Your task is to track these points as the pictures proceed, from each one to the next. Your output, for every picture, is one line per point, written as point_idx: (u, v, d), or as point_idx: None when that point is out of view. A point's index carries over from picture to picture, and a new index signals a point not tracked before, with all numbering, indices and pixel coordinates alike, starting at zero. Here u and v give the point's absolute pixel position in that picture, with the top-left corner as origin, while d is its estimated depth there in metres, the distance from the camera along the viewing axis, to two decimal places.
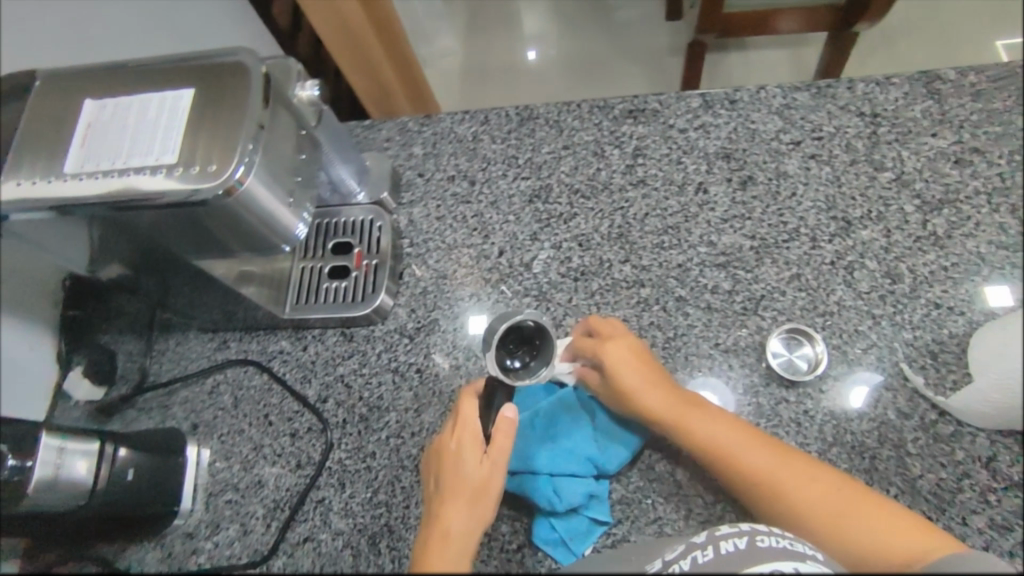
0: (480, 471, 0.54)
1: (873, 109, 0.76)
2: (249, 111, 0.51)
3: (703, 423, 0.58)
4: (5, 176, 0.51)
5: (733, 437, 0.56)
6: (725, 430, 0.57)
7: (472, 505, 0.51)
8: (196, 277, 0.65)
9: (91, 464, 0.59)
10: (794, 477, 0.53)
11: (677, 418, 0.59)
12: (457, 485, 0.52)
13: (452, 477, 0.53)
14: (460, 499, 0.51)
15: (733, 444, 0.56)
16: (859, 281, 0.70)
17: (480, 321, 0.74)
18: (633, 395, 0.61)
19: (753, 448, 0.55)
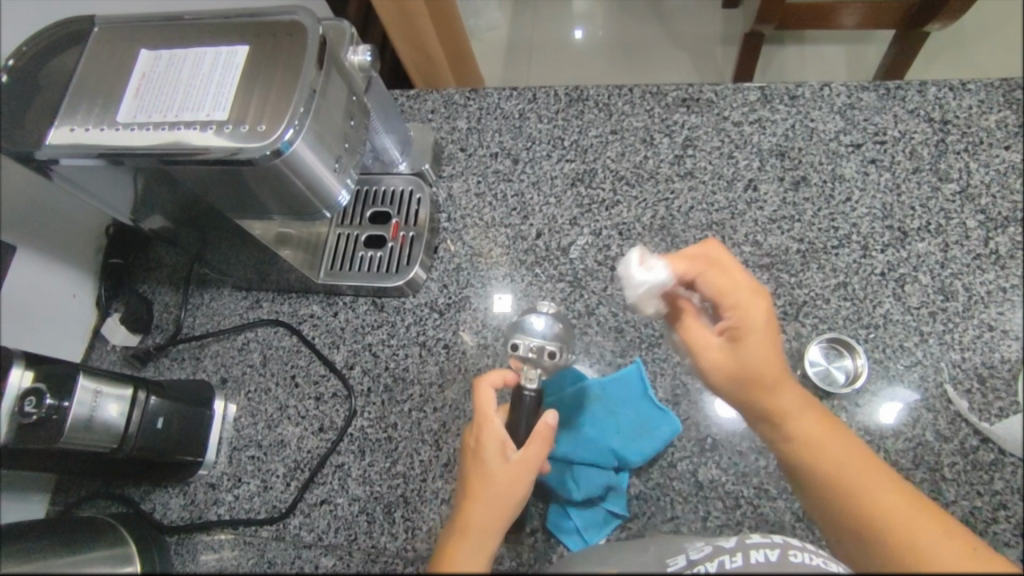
0: (484, 482, 0.48)
1: (942, 115, 0.73)
2: (303, 73, 0.50)
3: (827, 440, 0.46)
4: (61, 120, 0.51)
5: (860, 470, 0.45)
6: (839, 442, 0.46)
7: (491, 504, 0.47)
8: (236, 235, 0.65)
9: (122, 409, 0.60)
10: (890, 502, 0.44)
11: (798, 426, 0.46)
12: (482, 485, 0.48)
13: (480, 472, 0.49)
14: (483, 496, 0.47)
15: (852, 472, 0.44)
16: (909, 295, 0.67)
17: (507, 300, 0.73)
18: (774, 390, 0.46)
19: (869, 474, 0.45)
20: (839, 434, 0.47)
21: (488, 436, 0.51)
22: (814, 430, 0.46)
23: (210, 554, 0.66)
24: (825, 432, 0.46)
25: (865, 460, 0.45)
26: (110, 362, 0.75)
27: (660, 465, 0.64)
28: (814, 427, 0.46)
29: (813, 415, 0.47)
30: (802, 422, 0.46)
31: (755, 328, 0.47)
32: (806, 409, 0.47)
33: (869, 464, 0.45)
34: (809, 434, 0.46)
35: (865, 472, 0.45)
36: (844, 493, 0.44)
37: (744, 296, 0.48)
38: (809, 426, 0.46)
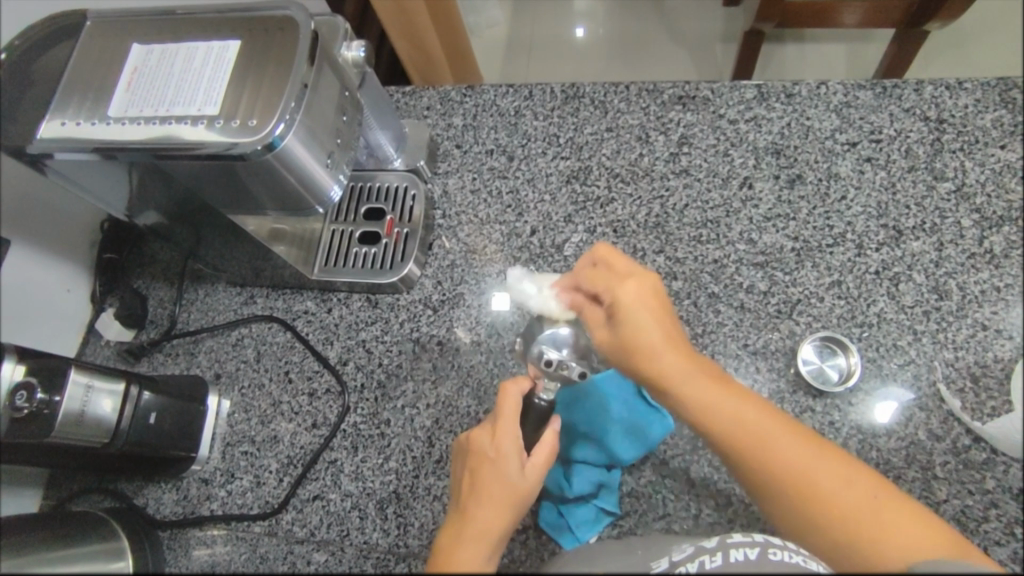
0: (507, 490, 0.50)
1: (938, 113, 0.73)
2: (294, 69, 0.50)
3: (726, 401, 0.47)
4: (53, 114, 0.51)
5: (756, 416, 0.46)
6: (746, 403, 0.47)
7: (508, 512, 0.49)
8: (229, 230, 0.65)
9: (115, 404, 0.60)
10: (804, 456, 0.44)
11: (691, 389, 0.48)
12: (497, 492, 0.49)
13: (493, 478, 0.50)
14: (496, 504, 0.49)
15: (756, 427, 0.46)
16: (904, 294, 0.67)
17: (505, 298, 0.73)
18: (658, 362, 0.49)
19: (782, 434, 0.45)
20: (733, 391, 0.48)
21: (510, 449, 0.52)
22: (706, 395, 0.47)
23: (202, 549, 0.66)
24: (719, 393, 0.47)
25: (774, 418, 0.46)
26: (104, 357, 0.75)
27: (653, 463, 0.64)
28: (705, 390, 0.48)
29: (703, 376, 0.48)
30: (690, 386, 0.48)
31: (640, 304, 0.51)
32: (699, 371, 0.49)
33: (765, 414, 0.47)
34: (699, 397, 0.48)
35: (761, 421, 0.46)
36: (745, 443, 0.45)
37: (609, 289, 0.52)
38: (699, 388, 0.48)
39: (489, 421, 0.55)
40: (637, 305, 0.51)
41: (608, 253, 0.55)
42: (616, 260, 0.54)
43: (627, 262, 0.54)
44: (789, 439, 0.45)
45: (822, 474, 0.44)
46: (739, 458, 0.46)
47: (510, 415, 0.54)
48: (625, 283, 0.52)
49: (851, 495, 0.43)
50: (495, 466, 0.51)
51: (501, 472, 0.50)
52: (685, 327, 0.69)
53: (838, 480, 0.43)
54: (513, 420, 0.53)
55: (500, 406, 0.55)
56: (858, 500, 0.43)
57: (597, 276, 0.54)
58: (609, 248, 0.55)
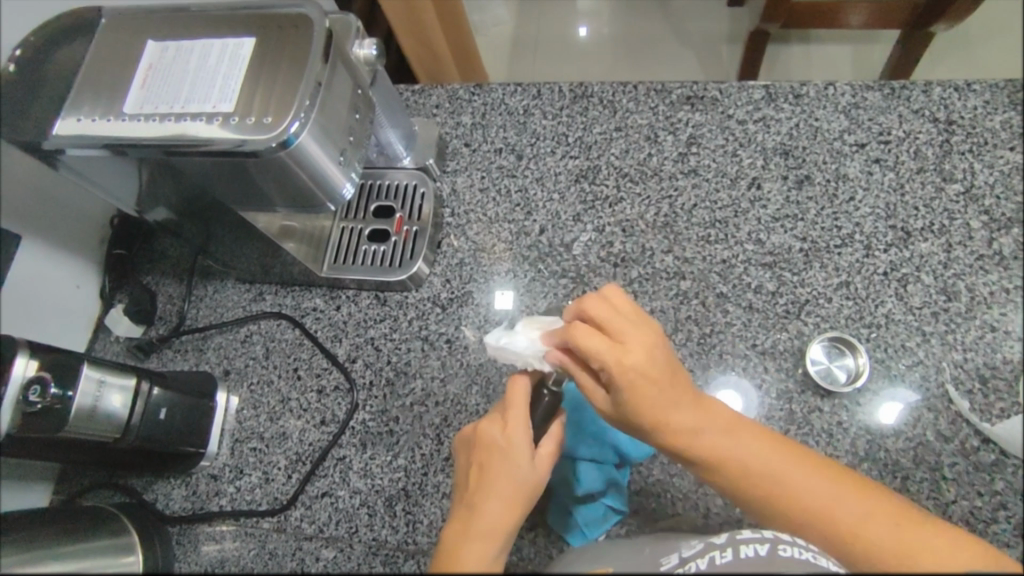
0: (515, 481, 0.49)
1: (947, 115, 0.73)
2: (309, 67, 0.50)
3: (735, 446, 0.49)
4: (68, 110, 0.51)
5: (766, 458, 0.48)
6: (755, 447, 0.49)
7: (517, 506, 0.49)
8: (240, 227, 0.65)
9: (126, 399, 0.60)
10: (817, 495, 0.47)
11: (705, 441, 0.49)
12: (508, 486, 0.49)
13: (504, 473, 0.49)
14: (507, 499, 0.48)
15: (768, 471, 0.48)
16: (912, 295, 0.67)
17: (505, 299, 0.73)
18: (669, 421, 0.49)
19: (795, 472, 0.48)
20: (753, 440, 0.49)
21: (521, 443, 0.51)
22: (725, 446, 0.49)
23: (211, 545, 0.66)
24: (741, 444, 0.49)
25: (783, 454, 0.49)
26: (113, 353, 0.76)
27: (661, 462, 0.65)
28: (727, 441, 0.49)
29: (722, 427, 0.50)
30: (713, 437, 0.49)
31: (643, 364, 0.48)
32: (716, 424, 0.50)
33: (788, 457, 0.48)
34: (721, 450, 0.49)
35: (788, 468, 0.48)
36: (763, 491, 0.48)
37: (606, 357, 0.49)
38: (721, 445, 0.49)
39: (497, 412, 0.54)
40: (643, 371, 0.49)
41: (599, 308, 0.51)
42: (610, 312, 0.51)
43: (626, 314, 0.51)
44: (799, 473, 0.48)
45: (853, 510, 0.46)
46: (757, 504, 0.48)
47: (520, 409, 0.53)
48: (624, 347, 0.49)
49: (866, 521, 0.46)
50: (506, 460, 0.50)
51: (514, 466, 0.50)
52: (693, 326, 0.69)
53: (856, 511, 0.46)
54: (523, 414, 0.53)
55: (509, 399, 0.54)
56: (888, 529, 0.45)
57: (592, 335, 0.50)
58: (598, 302, 0.51)
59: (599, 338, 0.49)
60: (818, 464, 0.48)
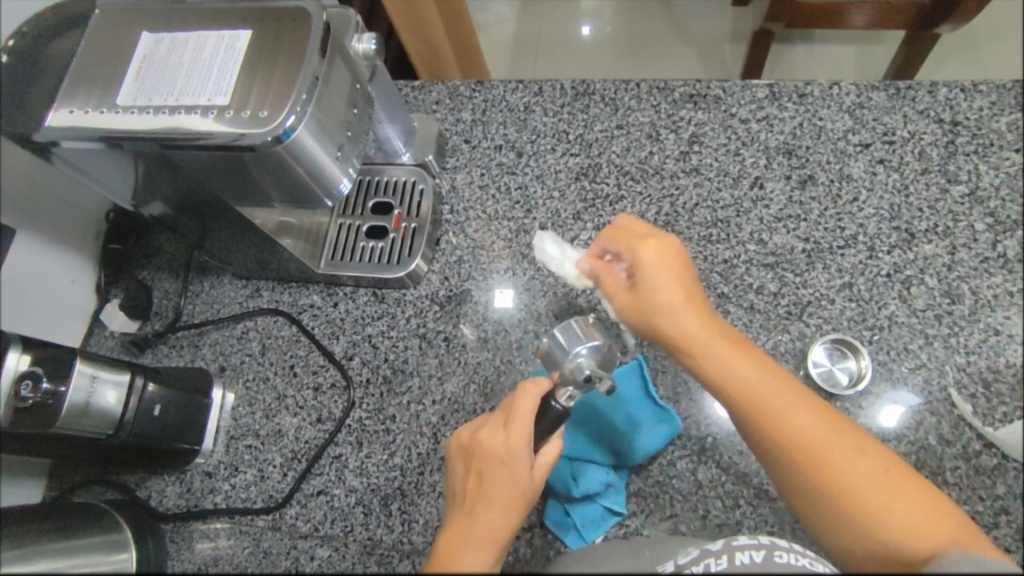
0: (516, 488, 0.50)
1: (953, 115, 0.73)
2: (306, 61, 0.49)
3: (738, 363, 0.49)
4: (61, 102, 0.51)
5: (769, 379, 0.49)
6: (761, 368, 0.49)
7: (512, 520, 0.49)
8: (236, 223, 0.65)
9: (119, 395, 0.59)
10: (812, 426, 0.47)
11: (708, 350, 0.50)
12: (507, 501, 0.49)
13: (505, 487, 0.49)
14: (505, 514, 0.48)
15: (767, 392, 0.48)
16: (915, 298, 0.67)
17: (507, 295, 0.73)
18: (674, 325, 0.51)
19: (793, 400, 0.48)
20: (758, 360, 0.50)
21: (524, 458, 0.51)
22: (728, 357, 0.50)
23: (205, 542, 0.66)
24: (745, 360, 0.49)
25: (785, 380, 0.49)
26: (108, 348, 0.75)
27: (660, 463, 0.64)
28: (728, 356, 0.49)
29: (725, 345, 0.50)
30: (714, 350, 0.50)
31: (661, 269, 0.52)
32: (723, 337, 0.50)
33: (788, 388, 0.48)
34: (722, 361, 0.49)
35: (782, 395, 0.48)
36: (758, 410, 0.48)
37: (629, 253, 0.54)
38: (725, 352, 0.50)
39: (501, 420, 0.53)
40: (658, 266, 0.53)
41: (629, 224, 0.56)
42: (637, 228, 0.56)
43: (648, 229, 0.56)
44: (800, 405, 0.48)
45: (840, 448, 0.46)
46: (746, 419, 0.49)
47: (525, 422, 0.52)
48: (646, 244, 0.54)
49: (854, 466, 0.46)
50: (508, 474, 0.50)
51: (514, 480, 0.50)
52: None
53: (846, 454, 0.46)
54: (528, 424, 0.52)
55: (516, 405, 0.53)
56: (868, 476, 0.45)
57: (619, 235, 0.56)
58: (628, 221, 0.56)
59: (626, 235, 0.55)
60: (816, 406, 0.48)
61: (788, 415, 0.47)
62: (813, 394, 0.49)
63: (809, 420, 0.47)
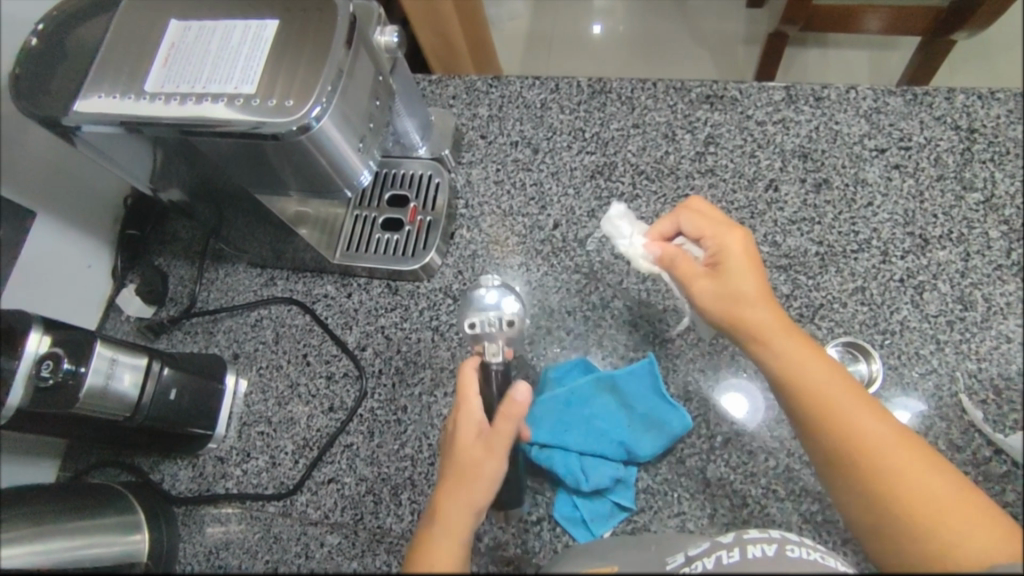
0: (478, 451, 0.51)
1: (970, 123, 0.73)
2: (332, 52, 0.50)
3: (813, 363, 0.52)
4: (89, 87, 0.51)
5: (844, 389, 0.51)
6: (837, 378, 0.52)
7: (466, 488, 0.49)
8: (255, 211, 0.65)
9: (136, 380, 0.60)
10: (886, 437, 0.50)
11: (788, 349, 0.53)
12: (455, 471, 0.50)
13: (453, 461, 0.51)
14: (455, 483, 0.50)
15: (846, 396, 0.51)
16: (927, 303, 0.67)
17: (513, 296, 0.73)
18: (756, 322, 0.53)
19: (867, 410, 0.51)
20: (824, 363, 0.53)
21: (463, 424, 0.52)
22: (805, 358, 0.52)
23: (216, 526, 0.67)
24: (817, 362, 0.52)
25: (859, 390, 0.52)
26: (123, 333, 0.76)
27: (669, 461, 0.64)
28: (806, 357, 0.52)
29: (801, 346, 0.53)
30: (794, 348, 0.53)
31: (741, 268, 0.55)
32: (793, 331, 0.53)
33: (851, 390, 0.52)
34: (799, 359, 0.52)
35: (860, 407, 0.51)
36: (834, 412, 0.50)
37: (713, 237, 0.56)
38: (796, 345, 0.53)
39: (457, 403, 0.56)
40: (740, 261, 0.55)
41: (695, 219, 0.58)
42: (709, 220, 0.58)
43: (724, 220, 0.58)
44: (872, 412, 0.51)
45: (908, 463, 0.49)
46: (819, 420, 0.51)
47: (465, 397, 0.54)
48: (733, 234, 0.56)
49: (923, 479, 0.48)
50: (454, 447, 0.52)
51: (456, 451, 0.51)
52: None
53: (919, 466, 0.49)
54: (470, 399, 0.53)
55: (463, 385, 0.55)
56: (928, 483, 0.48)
57: (696, 228, 0.58)
58: (697, 211, 0.59)
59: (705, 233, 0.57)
60: (878, 411, 0.51)
61: (864, 426, 0.50)
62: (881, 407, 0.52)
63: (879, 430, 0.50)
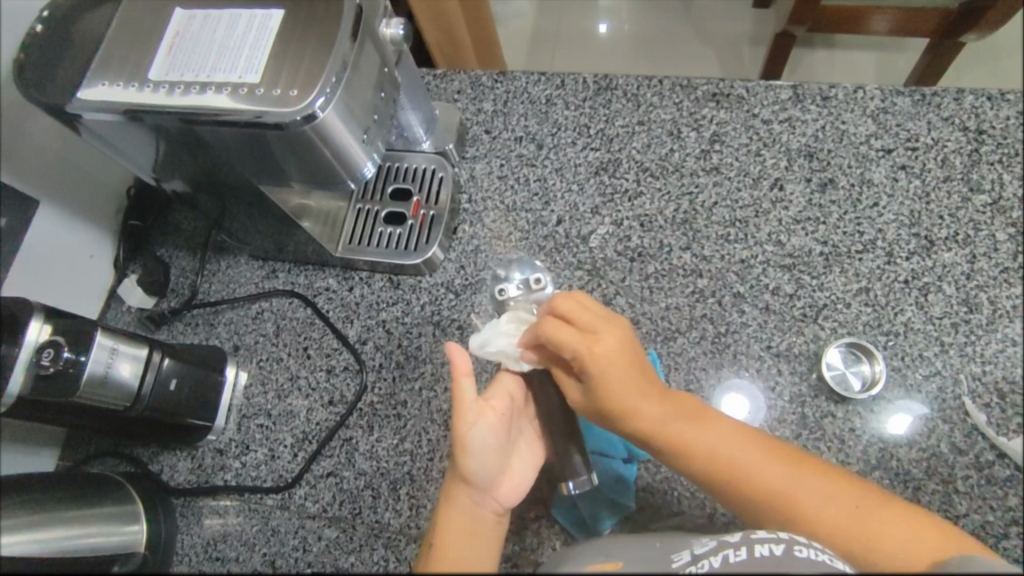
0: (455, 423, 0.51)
1: (978, 124, 0.72)
2: (337, 43, 0.50)
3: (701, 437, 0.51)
4: (93, 76, 0.51)
5: (734, 447, 0.51)
6: (727, 438, 0.51)
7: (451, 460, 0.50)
8: (257, 203, 0.65)
9: (136, 369, 0.60)
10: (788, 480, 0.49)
11: (672, 431, 0.51)
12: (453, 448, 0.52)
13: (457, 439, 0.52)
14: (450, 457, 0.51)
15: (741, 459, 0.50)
16: (932, 305, 0.67)
17: None
18: (637, 413, 0.51)
19: (764, 462, 0.50)
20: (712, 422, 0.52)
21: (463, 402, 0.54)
22: (694, 436, 0.51)
23: (214, 519, 0.67)
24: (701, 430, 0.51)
25: (753, 443, 0.51)
26: (124, 323, 0.75)
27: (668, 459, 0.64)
28: (691, 431, 0.51)
29: (684, 422, 0.52)
30: (680, 428, 0.51)
31: (614, 368, 0.50)
32: (672, 412, 0.52)
33: (743, 439, 0.52)
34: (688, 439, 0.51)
35: (756, 462, 0.50)
36: (733, 477, 0.50)
37: (578, 346, 0.50)
38: (676, 428, 0.51)
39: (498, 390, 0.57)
40: (610, 361, 0.50)
41: (563, 311, 0.52)
42: (577, 312, 0.52)
43: (588, 314, 0.52)
44: (769, 461, 0.50)
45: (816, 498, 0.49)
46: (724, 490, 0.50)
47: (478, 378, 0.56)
48: (595, 337, 0.51)
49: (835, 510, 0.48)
50: None
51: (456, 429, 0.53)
52: (708, 326, 0.68)
53: (828, 496, 0.49)
54: (459, 372, 0.50)
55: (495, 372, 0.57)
56: (834, 509, 0.48)
57: (555, 332, 0.51)
58: (562, 305, 0.52)
59: (569, 329, 0.51)
60: (771, 450, 0.51)
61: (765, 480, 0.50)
62: (774, 440, 0.52)
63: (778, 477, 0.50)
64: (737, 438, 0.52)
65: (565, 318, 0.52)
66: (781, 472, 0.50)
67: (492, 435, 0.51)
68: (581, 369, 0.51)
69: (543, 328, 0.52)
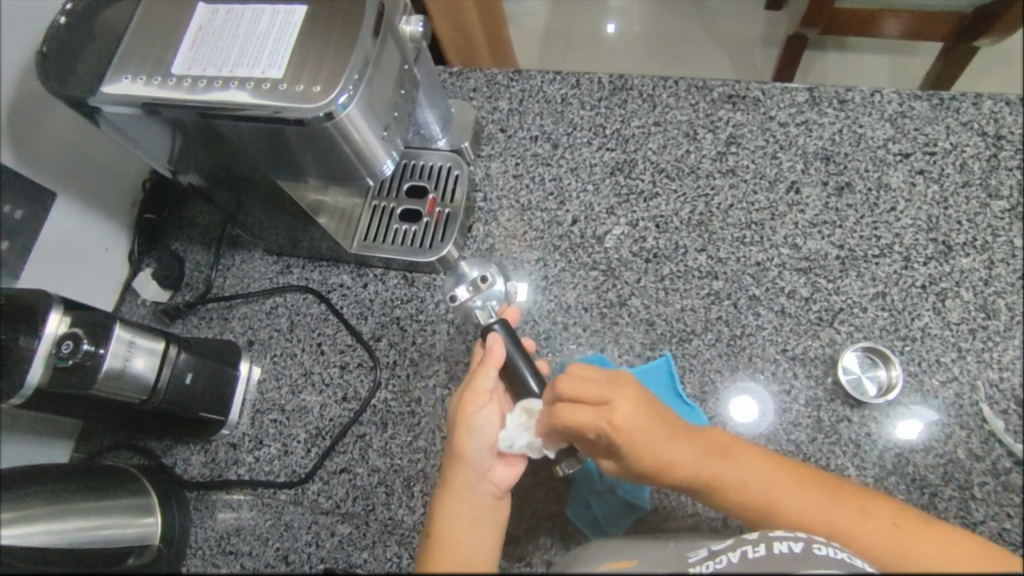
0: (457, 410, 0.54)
1: (997, 130, 0.72)
2: (360, 39, 0.50)
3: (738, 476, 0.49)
4: (116, 69, 0.51)
5: (771, 483, 0.50)
6: (762, 474, 0.50)
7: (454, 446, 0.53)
8: (274, 198, 0.65)
9: (152, 362, 0.60)
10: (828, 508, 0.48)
11: (709, 475, 0.50)
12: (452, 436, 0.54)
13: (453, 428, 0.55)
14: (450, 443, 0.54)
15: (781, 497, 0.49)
16: (950, 310, 0.66)
17: (520, 288, 0.73)
18: (672, 467, 0.49)
19: (802, 492, 0.49)
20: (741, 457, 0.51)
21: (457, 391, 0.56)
22: (732, 476, 0.50)
23: (227, 512, 0.67)
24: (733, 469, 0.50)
25: (786, 476, 0.50)
26: (139, 317, 0.76)
27: None
28: (726, 472, 0.50)
29: (719, 463, 0.50)
30: (718, 471, 0.50)
31: (641, 432, 0.48)
32: (704, 453, 0.50)
33: (775, 471, 0.50)
34: (725, 481, 0.49)
35: (793, 495, 0.49)
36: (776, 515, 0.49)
37: (596, 422, 0.48)
38: (713, 472, 0.50)
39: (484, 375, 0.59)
40: (635, 423, 0.48)
41: (572, 384, 0.50)
42: (585, 382, 0.50)
43: (598, 382, 0.50)
44: (805, 492, 0.49)
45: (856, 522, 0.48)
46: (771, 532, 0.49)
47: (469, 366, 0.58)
48: (611, 407, 0.48)
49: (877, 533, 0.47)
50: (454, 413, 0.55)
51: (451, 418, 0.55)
52: (723, 328, 0.68)
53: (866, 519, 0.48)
54: (490, 360, 0.55)
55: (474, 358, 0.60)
56: (877, 529, 0.47)
57: (571, 408, 0.49)
58: (569, 381, 0.50)
59: (583, 407, 0.49)
60: (805, 478, 0.50)
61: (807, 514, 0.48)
62: (802, 466, 0.52)
63: (818, 506, 0.49)
64: (772, 471, 0.50)
65: (575, 388, 0.50)
66: (820, 501, 0.49)
67: (495, 420, 0.54)
68: (608, 442, 0.49)
69: (559, 408, 0.50)
